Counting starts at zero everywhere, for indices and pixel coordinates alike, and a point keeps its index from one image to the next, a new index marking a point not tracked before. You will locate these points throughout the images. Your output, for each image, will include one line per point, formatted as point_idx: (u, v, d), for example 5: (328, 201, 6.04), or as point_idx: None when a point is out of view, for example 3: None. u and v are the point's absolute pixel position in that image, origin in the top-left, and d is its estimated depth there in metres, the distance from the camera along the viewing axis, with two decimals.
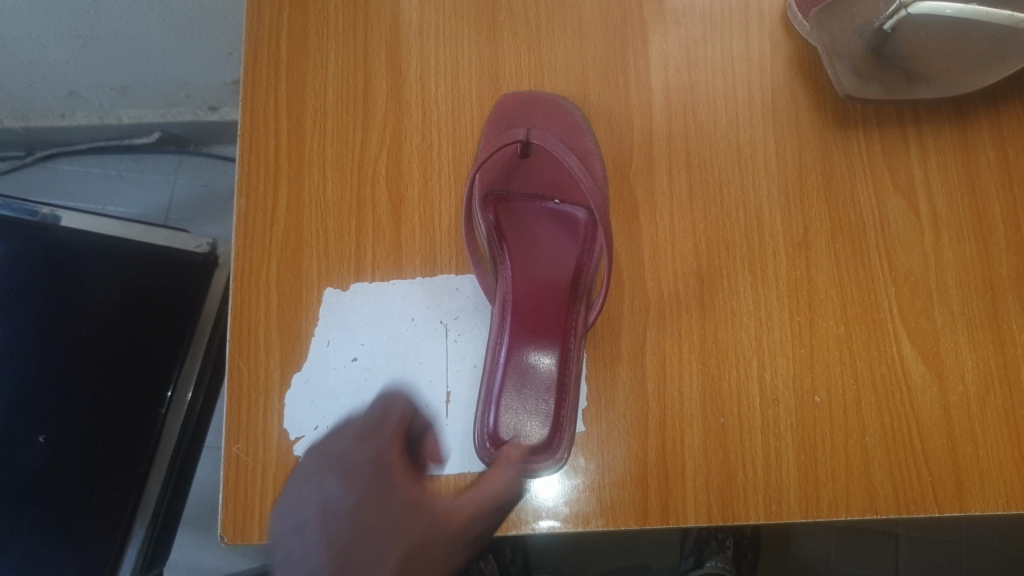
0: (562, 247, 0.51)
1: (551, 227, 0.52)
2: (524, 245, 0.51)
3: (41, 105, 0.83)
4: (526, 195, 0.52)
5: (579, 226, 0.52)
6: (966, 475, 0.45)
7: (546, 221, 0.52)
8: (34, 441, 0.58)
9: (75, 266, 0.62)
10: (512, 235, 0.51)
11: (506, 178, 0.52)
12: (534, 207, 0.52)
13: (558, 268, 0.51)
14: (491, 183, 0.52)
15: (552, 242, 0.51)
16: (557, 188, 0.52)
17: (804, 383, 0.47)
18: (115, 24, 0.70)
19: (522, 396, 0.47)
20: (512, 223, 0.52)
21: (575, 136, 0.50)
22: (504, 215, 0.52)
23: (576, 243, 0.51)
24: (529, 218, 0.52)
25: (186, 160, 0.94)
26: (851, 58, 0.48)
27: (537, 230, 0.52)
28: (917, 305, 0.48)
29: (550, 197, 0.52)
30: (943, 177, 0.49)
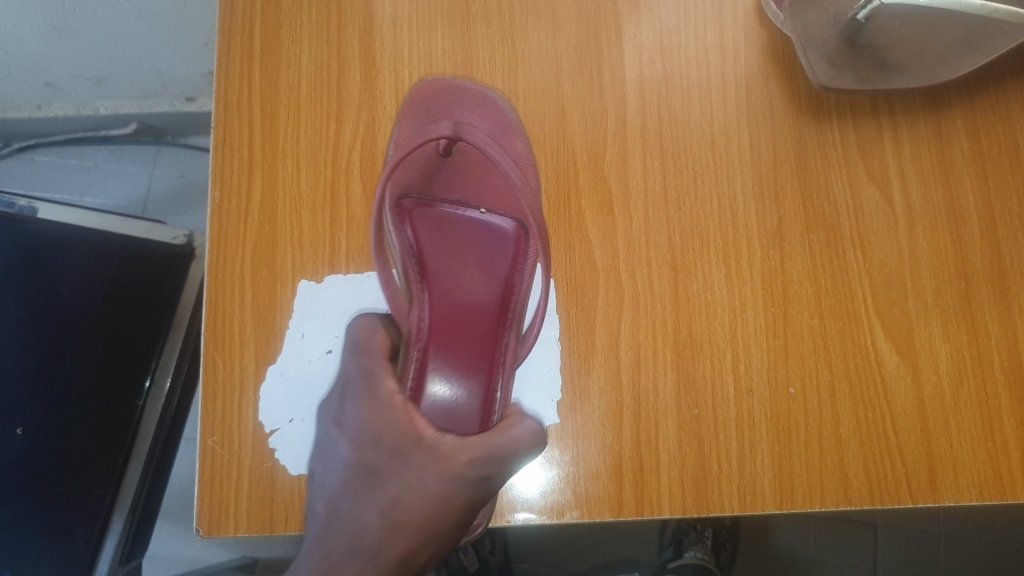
0: (490, 258, 0.53)
1: (478, 232, 0.54)
2: (443, 255, 0.53)
3: (17, 97, 0.82)
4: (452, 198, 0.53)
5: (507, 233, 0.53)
6: (939, 465, 0.46)
7: (475, 229, 0.54)
8: (13, 432, 0.57)
9: (48, 257, 0.61)
10: (433, 242, 0.53)
11: (430, 183, 0.53)
12: (456, 214, 0.53)
13: (484, 280, 0.53)
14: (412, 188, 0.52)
15: (479, 252, 0.54)
16: (485, 191, 0.54)
17: (778, 375, 0.47)
18: (88, 13, 0.69)
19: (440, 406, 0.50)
20: (433, 230, 0.53)
21: (507, 130, 0.50)
22: (429, 221, 0.53)
23: (503, 251, 0.53)
24: (454, 225, 0.53)
25: (164, 151, 0.93)
26: (825, 48, 0.48)
27: (460, 239, 0.53)
28: (891, 296, 0.48)
29: (480, 200, 0.54)
30: (918, 169, 0.49)
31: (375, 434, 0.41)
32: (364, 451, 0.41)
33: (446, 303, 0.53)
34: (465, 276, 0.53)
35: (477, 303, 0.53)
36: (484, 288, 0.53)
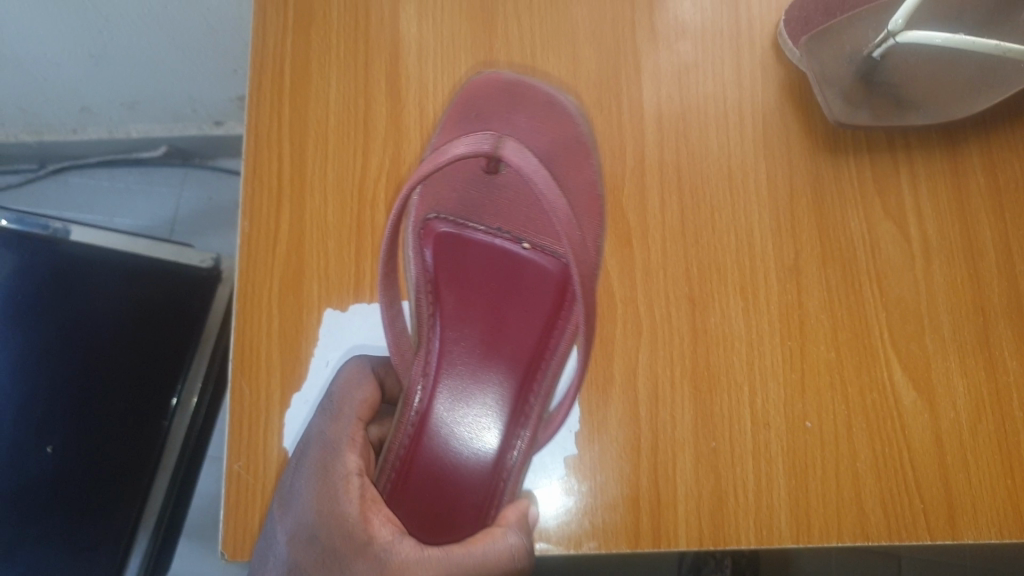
0: (523, 296, 0.55)
1: (514, 265, 0.56)
2: (477, 289, 0.56)
3: (52, 119, 0.85)
4: (494, 221, 0.56)
5: (549, 269, 0.55)
6: (959, 502, 0.45)
7: (511, 263, 0.56)
8: (42, 452, 0.57)
9: (79, 278, 0.63)
10: (468, 274, 0.55)
11: (470, 208, 0.56)
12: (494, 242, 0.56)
13: (518, 314, 0.55)
14: (450, 211, 0.56)
15: (513, 286, 0.55)
16: (527, 220, 0.56)
17: (795, 408, 0.47)
18: (123, 40, 0.72)
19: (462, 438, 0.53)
20: (471, 260, 0.55)
21: (564, 154, 0.52)
22: (465, 244, 0.55)
23: (541, 289, 0.55)
24: (491, 260, 0.56)
25: (193, 173, 0.95)
26: (841, 85, 0.49)
27: (497, 276, 0.56)
28: (908, 331, 0.48)
29: (522, 229, 0.56)
30: (935, 204, 0.50)
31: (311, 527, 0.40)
32: (298, 541, 0.40)
33: (475, 333, 0.55)
34: (498, 310, 0.55)
35: (507, 339, 0.55)
36: (518, 323, 0.55)
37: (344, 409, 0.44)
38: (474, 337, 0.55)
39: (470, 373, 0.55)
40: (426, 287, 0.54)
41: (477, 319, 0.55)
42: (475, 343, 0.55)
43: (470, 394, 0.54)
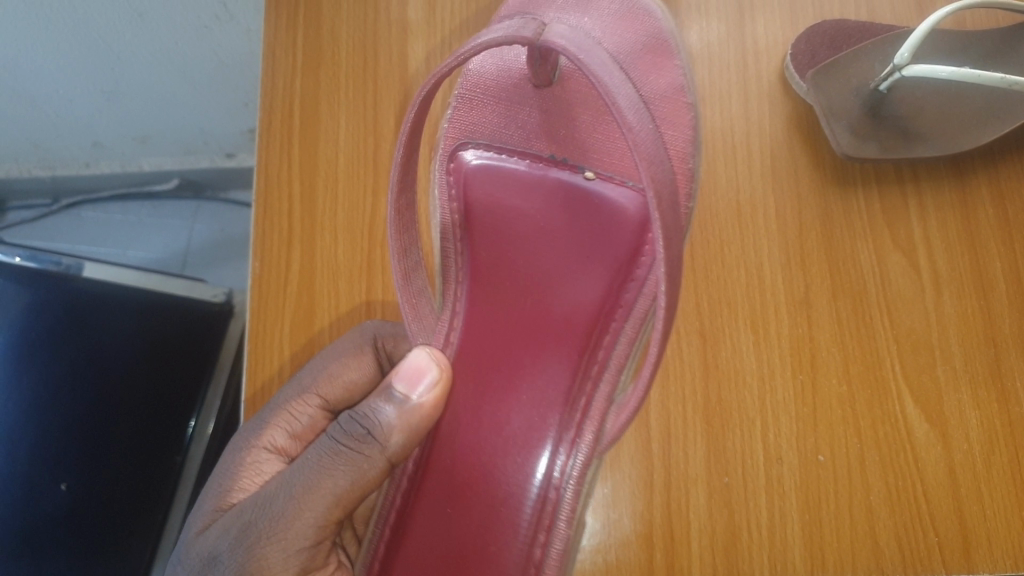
0: (583, 246, 0.47)
1: (575, 200, 0.47)
2: (525, 235, 0.48)
3: (65, 154, 0.85)
4: (547, 148, 0.48)
5: (618, 208, 0.46)
6: (973, 534, 0.45)
7: (568, 205, 0.47)
8: (56, 488, 0.58)
9: (91, 316, 0.63)
10: (510, 215, 0.48)
11: (522, 130, 0.48)
12: (546, 178, 0.48)
13: (574, 274, 0.47)
14: (497, 140, 0.49)
15: (572, 234, 0.47)
16: (589, 144, 0.47)
17: (807, 442, 0.47)
18: (136, 74, 0.74)
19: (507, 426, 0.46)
20: (514, 194, 0.48)
21: (646, 52, 0.46)
22: (512, 179, 0.48)
23: (607, 238, 0.46)
24: (545, 198, 0.47)
25: (205, 206, 0.94)
26: (848, 119, 0.50)
27: (550, 217, 0.47)
28: (920, 363, 0.48)
29: (584, 155, 0.48)
30: (944, 235, 0.50)
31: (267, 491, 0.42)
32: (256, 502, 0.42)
33: (517, 297, 0.48)
34: (550, 264, 0.47)
35: (560, 301, 0.47)
36: (574, 282, 0.47)
37: (296, 391, 0.47)
38: (520, 301, 0.48)
39: (519, 345, 0.47)
40: (462, 245, 0.49)
41: (523, 283, 0.48)
42: (522, 309, 0.47)
43: (521, 370, 0.47)
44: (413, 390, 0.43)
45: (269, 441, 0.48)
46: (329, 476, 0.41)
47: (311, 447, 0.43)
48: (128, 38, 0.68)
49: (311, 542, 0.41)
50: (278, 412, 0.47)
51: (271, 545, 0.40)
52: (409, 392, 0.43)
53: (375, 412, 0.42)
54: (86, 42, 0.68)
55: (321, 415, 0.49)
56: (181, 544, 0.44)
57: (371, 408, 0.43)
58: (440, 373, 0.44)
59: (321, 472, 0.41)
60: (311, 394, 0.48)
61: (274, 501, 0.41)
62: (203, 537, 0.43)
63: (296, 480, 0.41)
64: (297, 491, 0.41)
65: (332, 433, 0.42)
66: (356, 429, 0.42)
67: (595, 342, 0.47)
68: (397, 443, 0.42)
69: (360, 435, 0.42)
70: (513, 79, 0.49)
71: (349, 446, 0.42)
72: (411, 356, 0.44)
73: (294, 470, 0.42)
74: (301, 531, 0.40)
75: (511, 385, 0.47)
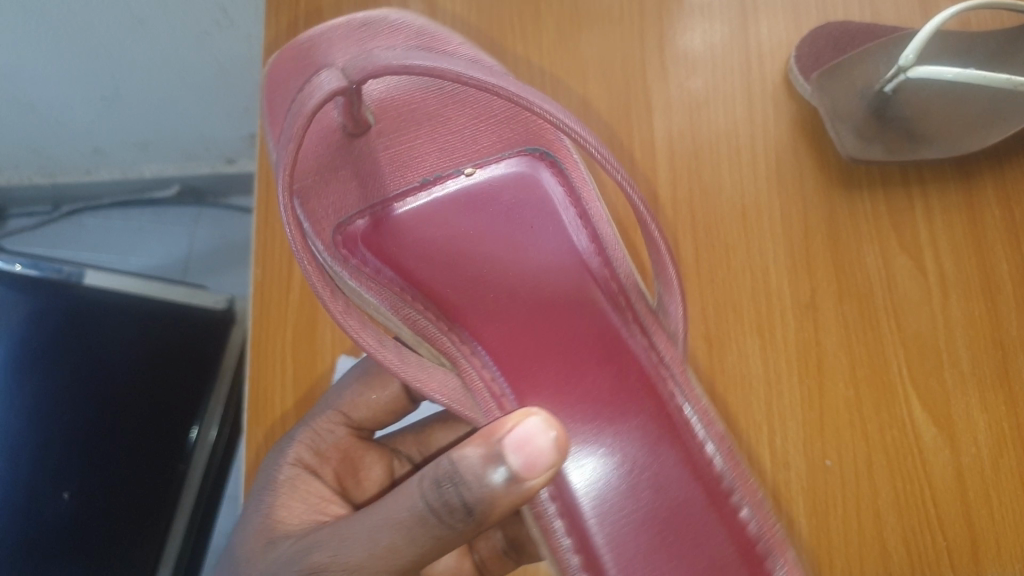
0: (525, 220, 0.50)
1: (490, 187, 0.50)
2: (473, 239, 0.49)
3: (66, 161, 0.85)
4: (433, 155, 0.49)
5: (532, 177, 0.50)
6: (982, 539, 0.44)
7: (486, 195, 0.50)
8: (59, 497, 0.56)
9: (94, 322, 0.62)
10: (466, 236, 0.49)
11: (400, 171, 0.48)
12: (448, 192, 0.50)
13: (533, 244, 0.50)
14: (366, 201, 0.48)
15: (512, 218, 0.50)
16: (475, 129, 0.49)
17: (814, 447, 0.47)
18: (136, 80, 0.74)
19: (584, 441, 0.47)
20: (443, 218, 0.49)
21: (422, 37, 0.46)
22: (437, 210, 0.49)
23: (540, 208, 0.50)
24: (467, 203, 0.50)
25: (206, 212, 0.93)
26: (853, 122, 0.50)
27: (483, 215, 0.50)
28: (927, 367, 0.47)
29: (486, 133, 0.49)
30: (949, 236, 0.50)
31: (343, 539, 0.34)
32: (329, 543, 0.35)
33: (503, 296, 0.49)
34: (506, 241, 0.50)
35: (543, 287, 0.49)
36: (541, 250, 0.49)
37: (322, 410, 0.46)
38: (498, 291, 0.49)
39: (541, 337, 0.49)
40: (405, 305, 0.45)
41: (500, 279, 0.49)
42: (505, 298, 0.49)
43: (558, 368, 0.48)
44: (531, 468, 0.32)
45: (298, 458, 0.45)
46: (417, 547, 0.32)
47: (395, 499, 0.34)
48: (130, 44, 0.68)
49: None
50: (304, 432, 0.46)
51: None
52: (525, 470, 0.32)
53: (477, 483, 0.32)
54: (87, 48, 0.68)
55: (347, 434, 0.48)
56: (225, 565, 0.39)
57: (466, 473, 0.32)
58: (562, 440, 0.32)
59: (408, 541, 0.33)
60: (338, 412, 0.47)
61: (346, 550, 0.34)
62: (262, 558, 0.38)
63: (375, 538, 0.33)
64: (374, 551, 0.33)
65: (425, 496, 0.33)
66: (449, 498, 0.32)
67: (615, 308, 0.48)
68: (495, 515, 0.32)
69: (456, 507, 0.32)
70: (389, 101, 0.48)
71: (440, 514, 0.32)
72: (523, 416, 0.33)
73: (370, 526, 0.34)
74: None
75: (574, 394, 0.48)
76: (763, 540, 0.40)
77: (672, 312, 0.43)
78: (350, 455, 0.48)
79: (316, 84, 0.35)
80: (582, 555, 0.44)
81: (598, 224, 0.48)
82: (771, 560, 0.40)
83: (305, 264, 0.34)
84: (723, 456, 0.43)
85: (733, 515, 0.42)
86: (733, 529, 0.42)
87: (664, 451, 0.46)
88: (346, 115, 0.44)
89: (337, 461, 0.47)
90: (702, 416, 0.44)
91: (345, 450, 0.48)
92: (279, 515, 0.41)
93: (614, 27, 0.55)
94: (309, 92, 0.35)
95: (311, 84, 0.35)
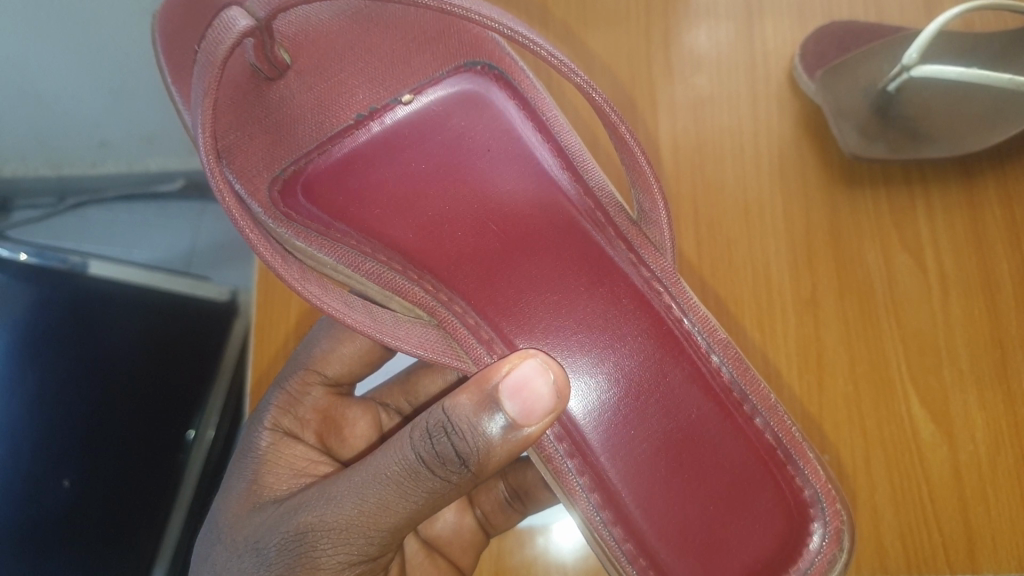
0: (478, 141, 0.43)
1: (435, 108, 0.43)
2: (431, 168, 0.43)
3: (72, 153, 0.85)
4: (364, 87, 0.43)
5: (481, 94, 0.43)
6: (978, 536, 0.44)
7: (435, 118, 0.43)
8: (59, 484, 0.55)
9: (97, 314, 0.62)
10: (422, 169, 0.43)
11: (330, 113, 0.42)
12: (387, 125, 0.43)
13: (492, 171, 0.43)
14: (290, 156, 0.41)
15: (464, 140, 0.43)
16: (407, 50, 0.43)
17: (812, 440, 0.47)
18: (143, 72, 0.74)
19: (578, 371, 0.40)
20: (393, 154, 0.43)
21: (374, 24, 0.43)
22: (382, 145, 0.43)
23: (491, 126, 0.43)
24: (415, 132, 0.43)
25: (210, 207, 0.92)
26: (856, 120, 0.50)
27: (433, 141, 0.43)
28: (926, 364, 0.47)
29: (418, 53, 0.43)
30: (950, 234, 0.50)
31: (333, 495, 0.36)
32: (320, 501, 0.37)
33: (472, 233, 0.42)
34: (466, 166, 0.43)
35: (512, 228, 0.42)
36: (502, 172, 0.43)
37: (295, 371, 0.50)
38: (460, 221, 0.42)
39: (517, 267, 0.42)
40: (366, 259, 0.39)
41: (465, 217, 0.42)
42: (468, 226, 0.42)
43: (547, 298, 0.41)
44: (529, 414, 0.33)
45: (276, 423, 0.48)
46: (409, 501, 0.35)
47: (385, 454, 0.36)
48: (135, 37, 0.69)
49: (369, 556, 0.37)
50: (279, 395, 0.49)
51: (323, 561, 0.36)
52: (522, 417, 0.33)
53: (472, 431, 0.33)
54: (92, 41, 0.69)
55: (324, 393, 0.51)
56: (211, 529, 0.42)
57: (460, 423, 0.33)
58: (559, 384, 0.33)
59: (400, 494, 0.35)
60: (311, 371, 0.50)
61: (336, 508, 0.36)
62: (249, 519, 0.40)
63: (366, 495, 0.35)
64: (365, 508, 0.35)
65: (416, 448, 0.34)
66: (443, 450, 0.34)
67: (593, 225, 0.41)
68: (493, 463, 0.34)
69: (450, 458, 0.33)
70: (306, 35, 0.42)
71: (433, 466, 0.34)
72: (522, 361, 0.34)
73: (358, 483, 0.36)
74: (361, 544, 0.36)
75: (574, 337, 0.40)
76: (780, 448, 0.37)
77: (655, 219, 0.38)
78: (331, 415, 0.51)
79: (223, 24, 0.33)
80: (611, 510, 0.37)
81: (560, 134, 0.42)
82: (793, 465, 0.36)
83: (244, 229, 0.32)
84: (731, 368, 0.37)
85: (750, 424, 0.37)
86: (754, 440, 0.37)
87: (673, 393, 0.39)
88: (258, 56, 0.40)
89: (318, 422, 0.50)
90: (703, 325, 0.38)
91: (325, 409, 0.51)
92: (271, 484, 0.43)
93: (621, 23, 0.56)
94: (217, 35, 0.33)
95: (218, 23, 0.33)
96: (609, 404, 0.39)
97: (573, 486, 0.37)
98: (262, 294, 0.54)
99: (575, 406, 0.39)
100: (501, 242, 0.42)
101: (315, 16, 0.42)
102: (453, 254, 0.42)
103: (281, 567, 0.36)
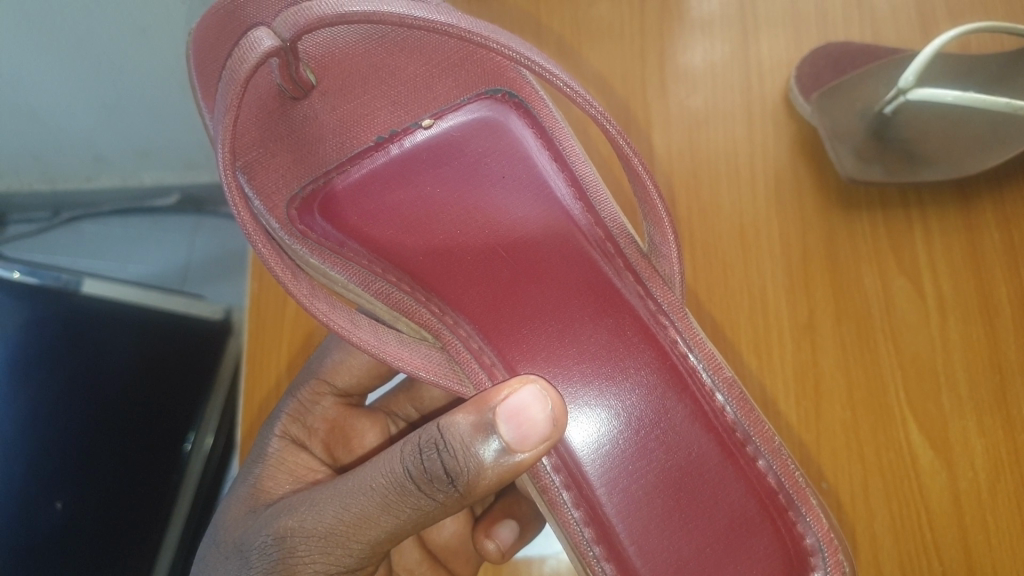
0: (496, 169, 0.42)
1: (453, 136, 0.42)
2: (446, 196, 0.42)
3: (66, 167, 0.85)
4: (386, 109, 0.41)
5: (499, 121, 0.42)
6: (979, 565, 0.44)
7: (452, 144, 0.42)
8: (52, 507, 0.54)
9: (89, 336, 0.61)
10: (438, 195, 0.42)
11: (350, 134, 0.41)
12: (406, 148, 0.42)
13: (506, 197, 0.42)
14: (310, 173, 0.40)
15: (478, 170, 0.43)
16: (430, 74, 0.41)
17: (810, 469, 0.47)
18: (135, 88, 0.74)
19: (588, 402, 0.40)
20: (408, 181, 0.42)
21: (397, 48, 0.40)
22: (396, 167, 0.42)
23: (508, 153, 0.42)
24: (433, 158, 0.42)
25: (206, 221, 0.92)
26: (852, 142, 0.50)
27: (451, 168, 0.42)
28: (925, 390, 0.47)
29: (441, 77, 0.41)
30: (948, 258, 0.49)
31: (320, 503, 0.36)
32: (310, 506, 0.37)
33: (484, 262, 0.42)
34: (480, 194, 0.42)
35: (519, 246, 0.42)
36: (517, 198, 0.42)
37: (306, 381, 0.49)
38: (471, 247, 0.42)
39: (525, 297, 0.41)
40: (377, 279, 0.39)
41: (477, 245, 0.42)
42: (477, 253, 0.42)
43: (550, 327, 0.41)
44: (523, 440, 0.32)
45: (285, 431, 0.47)
46: (391, 515, 0.34)
47: (375, 465, 0.35)
48: (128, 52, 0.69)
49: (348, 568, 0.36)
50: (291, 404, 0.48)
51: (299, 569, 0.35)
52: (516, 443, 0.32)
53: (464, 451, 0.32)
54: (88, 57, 0.69)
55: (334, 403, 0.51)
56: (212, 530, 0.42)
57: (453, 440, 0.32)
58: (556, 413, 0.32)
59: (383, 507, 0.34)
60: (322, 381, 0.49)
61: (316, 515, 0.36)
62: (243, 520, 0.41)
63: (348, 504, 0.35)
64: (345, 518, 0.35)
65: (406, 462, 0.34)
66: (431, 466, 0.33)
67: (604, 257, 0.41)
68: (482, 488, 0.33)
69: (438, 476, 0.33)
70: (329, 55, 0.39)
71: (420, 482, 0.33)
72: (520, 386, 0.33)
73: (343, 492, 0.35)
74: (339, 555, 0.35)
75: (593, 345, 0.40)
76: (783, 492, 0.36)
77: (666, 253, 0.38)
78: (339, 425, 0.51)
79: (249, 43, 0.30)
80: (604, 545, 0.37)
81: (576, 164, 0.41)
82: (796, 511, 0.36)
83: (255, 243, 0.31)
84: (735, 407, 0.37)
85: (752, 466, 0.37)
86: (755, 482, 0.37)
87: (673, 417, 0.39)
88: (282, 77, 0.37)
89: (325, 431, 0.50)
90: (709, 362, 0.38)
91: (333, 419, 0.51)
92: (266, 486, 0.43)
93: (616, 44, 0.56)
94: (241, 54, 0.30)
95: (242, 44, 0.30)
96: (614, 439, 0.39)
97: (568, 521, 0.37)
98: (254, 320, 0.53)
99: (577, 439, 0.39)
100: (508, 267, 0.42)
101: (339, 36, 0.39)
102: (462, 282, 0.41)
103: (259, 571, 0.36)
